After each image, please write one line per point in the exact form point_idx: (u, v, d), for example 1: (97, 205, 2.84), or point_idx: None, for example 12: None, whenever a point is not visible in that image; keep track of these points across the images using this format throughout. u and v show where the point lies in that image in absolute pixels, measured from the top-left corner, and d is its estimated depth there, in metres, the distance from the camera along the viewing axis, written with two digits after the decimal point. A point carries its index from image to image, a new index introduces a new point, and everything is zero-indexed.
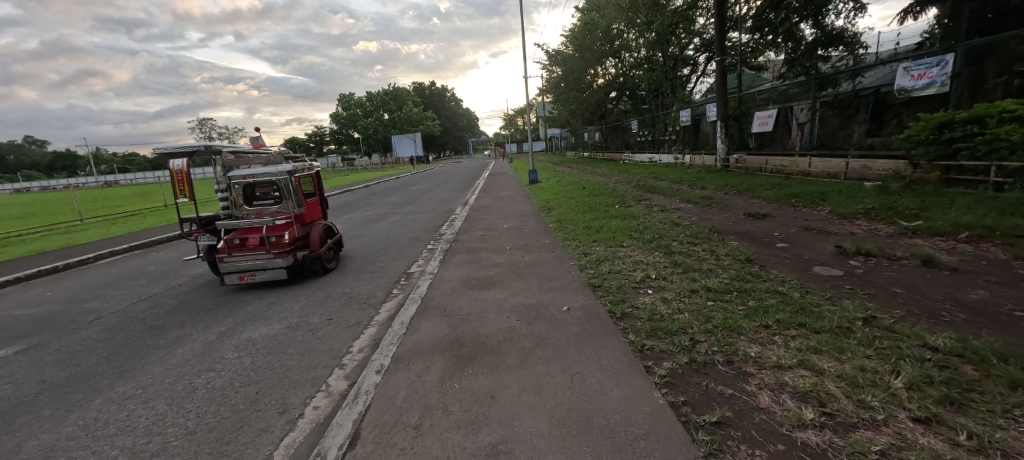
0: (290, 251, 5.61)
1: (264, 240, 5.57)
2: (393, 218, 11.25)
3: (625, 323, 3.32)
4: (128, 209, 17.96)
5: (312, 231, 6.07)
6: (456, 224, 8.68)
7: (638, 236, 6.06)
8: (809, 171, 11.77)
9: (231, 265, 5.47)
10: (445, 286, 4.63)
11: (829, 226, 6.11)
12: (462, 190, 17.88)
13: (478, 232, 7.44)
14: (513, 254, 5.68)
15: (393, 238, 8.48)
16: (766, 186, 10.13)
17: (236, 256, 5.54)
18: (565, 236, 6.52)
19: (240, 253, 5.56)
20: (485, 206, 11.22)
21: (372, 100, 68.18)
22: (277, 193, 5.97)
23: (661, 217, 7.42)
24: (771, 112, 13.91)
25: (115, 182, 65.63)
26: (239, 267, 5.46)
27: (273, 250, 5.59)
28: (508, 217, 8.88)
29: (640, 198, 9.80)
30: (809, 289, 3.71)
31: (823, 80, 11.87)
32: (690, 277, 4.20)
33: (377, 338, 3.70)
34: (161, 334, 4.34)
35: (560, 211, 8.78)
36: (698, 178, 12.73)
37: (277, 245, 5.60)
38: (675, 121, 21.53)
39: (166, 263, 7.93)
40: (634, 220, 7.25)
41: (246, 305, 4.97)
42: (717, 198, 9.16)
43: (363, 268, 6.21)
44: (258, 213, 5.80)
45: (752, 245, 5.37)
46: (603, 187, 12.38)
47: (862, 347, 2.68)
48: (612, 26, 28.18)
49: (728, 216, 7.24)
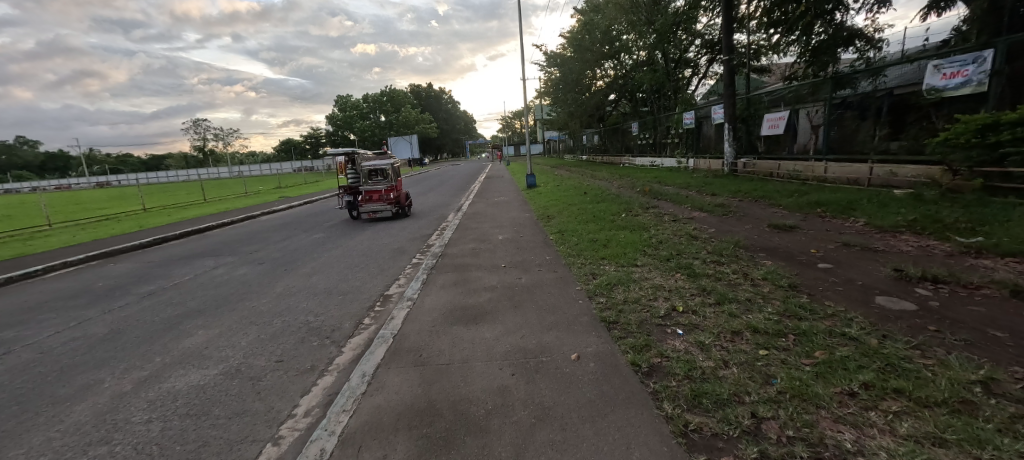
0: (394, 204, 10.90)
1: (382, 197, 10.83)
2: (380, 225, 10.40)
3: (656, 383, 2.49)
4: (101, 213, 16.90)
5: (401, 195, 11.32)
6: (445, 234, 7.85)
7: (653, 253, 5.25)
8: (826, 176, 10.99)
9: (366, 209, 10.81)
10: (424, 317, 3.80)
11: (873, 242, 5.31)
12: (456, 195, 17.06)
13: (469, 244, 6.64)
14: (509, 273, 4.87)
15: (376, 248, 7.67)
16: (783, 193, 9.36)
17: (369, 204, 10.84)
18: (568, 251, 5.71)
19: (369, 203, 10.86)
20: (479, 212, 10.42)
21: (368, 102, 67.23)
22: (383, 175, 11.12)
23: (674, 229, 6.61)
24: (782, 114, 13.20)
25: (106, 183, 64.46)
26: (370, 209, 10.76)
27: (386, 203, 10.90)
28: (503, 226, 8.07)
29: (647, 205, 9.00)
30: (886, 333, 2.90)
31: (840, 79, 11.18)
32: (726, 311, 3.39)
33: (331, 394, 2.85)
34: (68, 379, 3.47)
35: (560, 220, 7.97)
36: (707, 184, 11.95)
37: (388, 200, 10.88)
38: (678, 123, 20.78)
39: (121, 277, 7.10)
40: (645, 232, 6.47)
41: (187, 338, 4.12)
42: (733, 206, 8.35)
43: (336, 287, 5.39)
44: (375, 183, 10.94)
45: (788, 265, 4.57)
46: (605, 192, 11.59)
47: (1007, 436, 1.88)
48: (612, 26, 27.48)
49: (751, 228, 6.44)
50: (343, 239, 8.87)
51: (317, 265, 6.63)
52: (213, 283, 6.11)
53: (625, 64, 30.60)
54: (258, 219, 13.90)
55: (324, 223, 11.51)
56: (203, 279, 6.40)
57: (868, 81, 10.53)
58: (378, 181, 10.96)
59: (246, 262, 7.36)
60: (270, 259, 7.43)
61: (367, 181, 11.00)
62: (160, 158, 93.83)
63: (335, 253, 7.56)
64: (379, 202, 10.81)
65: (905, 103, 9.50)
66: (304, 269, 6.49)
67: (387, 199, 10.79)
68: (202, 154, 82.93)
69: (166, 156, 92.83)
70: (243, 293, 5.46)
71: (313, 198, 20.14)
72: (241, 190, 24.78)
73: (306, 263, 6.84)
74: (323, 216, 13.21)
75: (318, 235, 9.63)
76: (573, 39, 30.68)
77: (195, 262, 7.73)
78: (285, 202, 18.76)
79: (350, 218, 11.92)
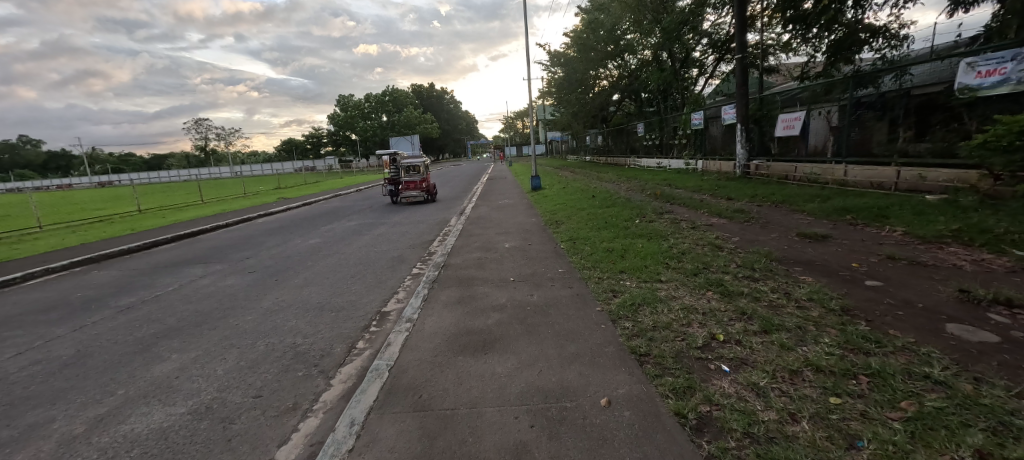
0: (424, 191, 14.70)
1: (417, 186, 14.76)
2: (379, 230, 9.96)
3: (709, 443, 2.02)
4: (93, 215, 16.42)
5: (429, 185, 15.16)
6: (448, 241, 7.40)
7: (677, 266, 4.76)
8: (846, 180, 10.48)
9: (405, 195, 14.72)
10: (426, 344, 3.33)
11: (919, 255, 4.82)
12: (458, 197, 16.59)
13: (473, 253, 6.17)
14: (519, 289, 4.40)
15: (374, 256, 7.21)
16: (803, 198, 8.88)
17: (407, 192, 14.79)
18: (582, 262, 5.24)
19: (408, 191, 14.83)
20: (482, 216, 9.96)
21: (370, 102, 66.82)
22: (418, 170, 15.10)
23: (695, 237, 6.13)
24: (798, 115, 12.69)
25: (107, 182, 64.24)
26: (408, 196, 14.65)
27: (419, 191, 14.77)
28: (510, 232, 7.63)
29: (661, 211, 8.53)
30: (978, 375, 2.42)
31: (862, 77, 10.67)
32: (777, 342, 2.90)
33: (311, 446, 2.38)
34: (14, 417, 3.00)
35: (570, 226, 7.49)
36: (720, 187, 11.47)
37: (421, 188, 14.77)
38: (685, 123, 20.27)
39: (103, 286, 6.67)
40: (663, 241, 6.00)
41: (158, 364, 3.68)
42: (753, 212, 7.87)
43: (329, 301, 4.94)
44: (411, 177, 14.96)
45: (833, 282, 4.08)
46: (615, 196, 11.11)
47: None
48: (617, 25, 26.98)
49: (778, 237, 5.95)
50: (339, 245, 8.42)
51: (311, 276, 6.18)
52: (199, 295, 5.67)
53: (630, 64, 30.13)
54: (255, 222, 13.48)
55: (323, 227, 11.10)
56: (189, 290, 5.97)
57: (892, 80, 10.03)
58: (413, 175, 14.94)
59: (236, 271, 6.92)
60: (262, 267, 7.01)
61: (406, 175, 15.03)
62: (162, 158, 93.75)
63: (330, 261, 7.11)
64: (416, 189, 14.74)
65: (933, 102, 9.00)
66: (296, 279, 6.05)
67: (421, 187, 14.75)
68: (204, 154, 82.84)
69: (168, 156, 92.72)
70: (228, 308, 5.02)
71: (312, 199, 19.71)
72: (240, 190, 24.41)
73: (299, 273, 6.40)
74: (321, 219, 12.78)
75: (315, 240, 9.20)
76: (577, 39, 30.21)
77: (182, 270, 7.30)
78: (284, 204, 18.35)
79: (391, 203, 15.98)
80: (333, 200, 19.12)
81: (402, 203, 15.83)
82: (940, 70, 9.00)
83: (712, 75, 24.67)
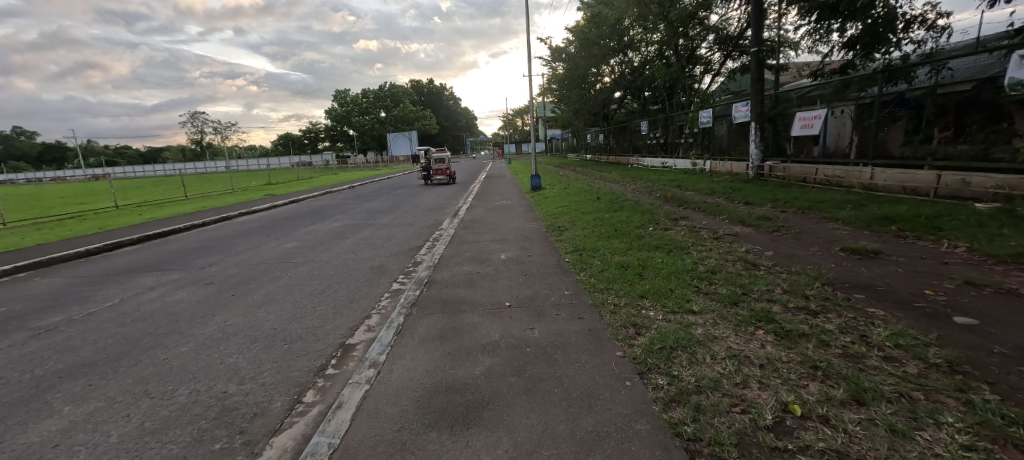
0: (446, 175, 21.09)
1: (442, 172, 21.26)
2: (364, 233, 9.10)
3: None
4: (67, 211, 15.48)
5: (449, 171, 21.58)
6: (437, 249, 6.53)
7: (710, 291, 3.89)
8: (874, 183, 9.63)
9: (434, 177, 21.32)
10: (389, 409, 2.44)
11: (998, 278, 3.99)
12: (454, 196, 15.72)
13: (463, 266, 5.29)
14: (516, 320, 3.52)
15: (352, 265, 6.35)
16: (831, 204, 8.04)
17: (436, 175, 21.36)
18: (592, 283, 4.36)
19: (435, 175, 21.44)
20: (477, 219, 9.11)
21: (368, 97, 66.12)
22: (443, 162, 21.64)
23: (722, 251, 5.27)
24: (817, 112, 11.64)
25: (100, 175, 63.14)
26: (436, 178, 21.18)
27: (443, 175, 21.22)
28: (506, 239, 6.78)
29: (675, 217, 7.67)
30: None
31: (893, 72, 9.78)
32: (883, 425, 2.05)
33: None
34: None
35: (574, 234, 6.60)
36: (734, 190, 10.65)
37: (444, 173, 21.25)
38: (692, 121, 19.36)
39: (37, 297, 5.78)
40: (684, 254, 5.15)
41: (40, 423, 2.78)
42: (778, 220, 7.03)
43: (285, 327, 4.06)
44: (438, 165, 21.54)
45: (916, 319, 3.21)
46: (621, 198, 10.27)
47: None
48: (620, 20, 26.11)
49: (820, 252, 5.08)
50: (317, 250, 7.56)
51: (274, 290, 5.31)
52: (138, 313, 4.79)
53: (632, 61, 29.37)
54: (235, 220, 12.64)
55: (306, 228, 10.26)
56: (130, 306, 5.10)
57: (926, 75, 9.20)
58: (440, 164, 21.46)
59: (192, 281, 6.05)
60: (225, 276, 6.17)
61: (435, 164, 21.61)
62: (158, 151, 92.65)
63: (302, 270, 6.24)
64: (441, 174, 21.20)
65: (976, 99, 8.15)
66: (257, 295, 5.19)
67: (446, 172, 21.33)
68: (200, 147, 81.96)
69: (163, 149, 91.51)
70: (164, 334, 4.14)
71: (302, 196, 18.89)
72: (230, 186, 23.61)
73: (263, 286, 5.54)
74: (306, 219, 11.94)
75: (292, 243, 8.36)
76: (579, 33, 29.31)
77: (134, 278, 6.43)
78: (271, 201, 17.53)
79: (406, 193, 18.30)
80: (323, 198, 18.28)
81: (432, 184, 22.35)
82: (986, 64, 8.15)
83: (717, 73, 23.89)
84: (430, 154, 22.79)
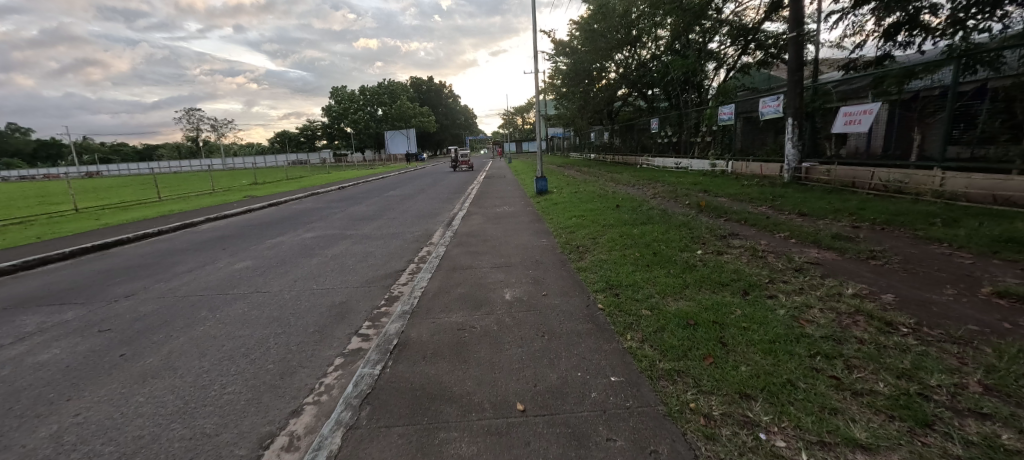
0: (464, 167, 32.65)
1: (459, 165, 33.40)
2: (338, 247, 7.54)
3: None
4: (23, 214, 13.97)
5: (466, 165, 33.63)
6: (421, 279, 4.98)
7: (862, 389, 2.30)
8: (948, 190, 8.10)
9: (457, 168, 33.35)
10: None
11: None
12: (449, 199, 14.22)
13: (452, 314, 3.74)
14: (538, 457, 1.94)
15: (306, 301, 4.74)
16: (912, 218, 6.50)
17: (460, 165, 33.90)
18: (650, 358, 2.77)
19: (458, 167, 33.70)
20: (475, 232, 7.58)
21: (366, 93, 65.05)
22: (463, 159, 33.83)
23: (822, 294, 3.71)
24: (867, 107, 9.92)
25: (89, 173, 61.49)
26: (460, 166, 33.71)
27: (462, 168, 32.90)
28: (511, 263, 5.25)
29: (719, 233, 6.13)
30: None
31: (977, 56, 8.14)
32: None
33: None
34: None
35: (602, 261, 5.02)
36: (776, 197, 9.08)
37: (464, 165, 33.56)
38: (709, 118, 17.79)
39: None
40: (769, 300, 3.60)
41: None
42: (856, 239, 5.51)
43: (155, 440, 2.48)
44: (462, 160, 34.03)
45: None
46: (645, 206, 8.65)
47: None
48: (629, 11, 24.50)
49: (966, 299, 3.53)
50: (272, 274, 5.97)
51: (182, 347, 3.72)
52: None
53: (640, 55, 27.65)
54: (199, 228, 11.01)
55: (273, 239, 8.64)
56: None
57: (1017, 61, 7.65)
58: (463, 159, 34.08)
59: (86, 324, 4.46)
60: (134, 317, 4.56)
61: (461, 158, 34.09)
62: (152, 149, 90.99)
63: (238, 308, 4.66)
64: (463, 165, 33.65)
65: None
66: (155, 356, 3.59)
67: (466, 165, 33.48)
68: (195, 144, 80.14)
69: (157, 146, 89.85)
70: None
71: (284, 199, 17.18)
72: (210, 185, 21.88)
73: (172, 338, 3.95)
74: (277, 227, 10.31)
75: (247, 262, 6.75)
76: (584, 26, 27.51)
77: (18, 316, 4.84)
78: (250, 203, 15.84)
79: (397, 195, 16.87)
80: (308, 200, 16.57)
81: (456, 170, 33.78)
82: None
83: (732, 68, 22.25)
84: (457, 152, 34.98)
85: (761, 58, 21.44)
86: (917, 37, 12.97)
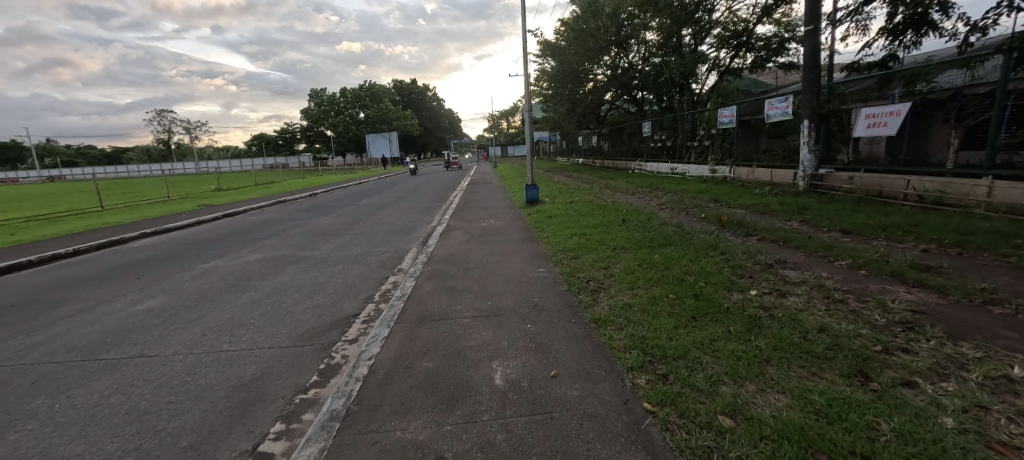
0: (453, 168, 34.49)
1: None
2: (282, 276, 5.99)
3: None
4: None
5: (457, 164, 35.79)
6: (375, 338, 3.50)
7: None
8: (1002, 202, 7.05)
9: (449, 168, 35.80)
10: None
11: None
12: (429, 208, 12.75)
13: (408, 426, 2.28)
14: None
15: (202, 375, 3.22)
16: (984, 239, 5.33)
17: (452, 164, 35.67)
18: None
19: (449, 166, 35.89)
20: (453, 256, 6.15)
21: (346, 96, 63.10)
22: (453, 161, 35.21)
23: (985, 384, 2.38)
24: (896, 107, 8.88)
25: (48, 175, 57.74)
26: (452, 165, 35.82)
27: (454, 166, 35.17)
28: (498, 311, 3.82)
29: (764, 262, 4.81)
30: None
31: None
32: None
33: None
34: None
35: (624, 309, 3.64)
36: (805, 210, 7.88)
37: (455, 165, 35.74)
38: (708, 121, 16.69)
39: None
40: (916, 398, 2.27)
41: None
42: (940, 272, 4.27)
43: None
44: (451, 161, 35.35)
45: None
46: (656, 221, 7.36)
47: None
48: (618, 10, 23.45)
49: None
50: (179, 321, 4.43)
51: None
52: None
53: (628, 58, 26.58)
54: (131, 245, 9.33)
55: (206, 264, 7.00)
56: None
57: None
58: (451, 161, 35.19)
59: None
60: None
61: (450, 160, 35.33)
62: (120, 151, 86.78)
63: (96, 389, 3.12)
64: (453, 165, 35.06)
65: None
66: None
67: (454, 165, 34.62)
68: (166, 147, 76.56)
69: (126, 149, 85.74)
70: None
71: (246, 208, 15.39)
72: (168, 193, 19.82)
73: None
74: (221, 245, 8.70)
75: (156, 300, 5.18)
76: (572, 25, 26.37)
77: None
78: (203, 213, 14.03)
79: (373, 203, 15.31)
80: (271, 210, 14.80)
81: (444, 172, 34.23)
82: None
83: (725, 70, 21.27)
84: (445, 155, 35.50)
85: (754, 61, 20.53)
86: (927, 36, 12.02)
